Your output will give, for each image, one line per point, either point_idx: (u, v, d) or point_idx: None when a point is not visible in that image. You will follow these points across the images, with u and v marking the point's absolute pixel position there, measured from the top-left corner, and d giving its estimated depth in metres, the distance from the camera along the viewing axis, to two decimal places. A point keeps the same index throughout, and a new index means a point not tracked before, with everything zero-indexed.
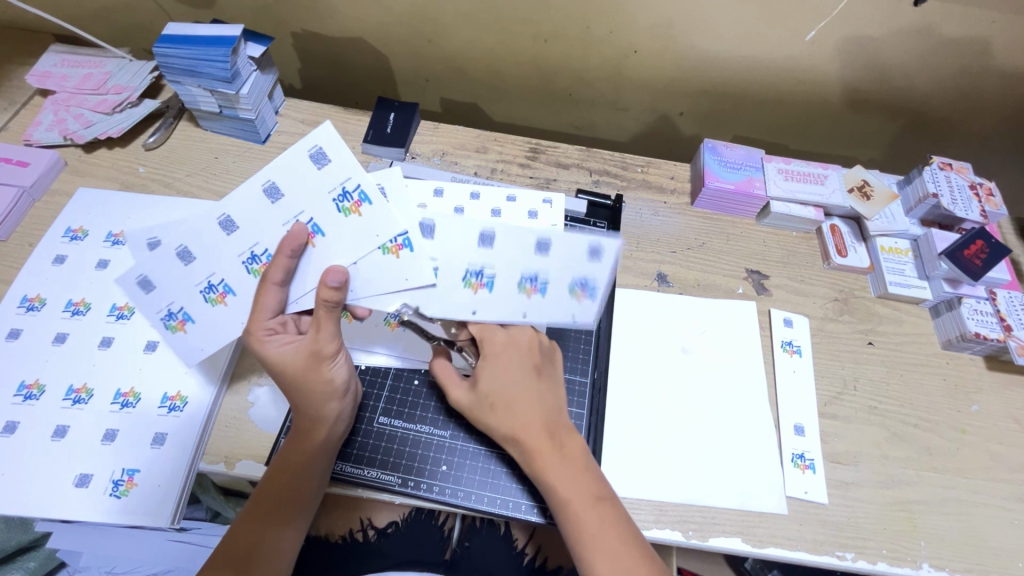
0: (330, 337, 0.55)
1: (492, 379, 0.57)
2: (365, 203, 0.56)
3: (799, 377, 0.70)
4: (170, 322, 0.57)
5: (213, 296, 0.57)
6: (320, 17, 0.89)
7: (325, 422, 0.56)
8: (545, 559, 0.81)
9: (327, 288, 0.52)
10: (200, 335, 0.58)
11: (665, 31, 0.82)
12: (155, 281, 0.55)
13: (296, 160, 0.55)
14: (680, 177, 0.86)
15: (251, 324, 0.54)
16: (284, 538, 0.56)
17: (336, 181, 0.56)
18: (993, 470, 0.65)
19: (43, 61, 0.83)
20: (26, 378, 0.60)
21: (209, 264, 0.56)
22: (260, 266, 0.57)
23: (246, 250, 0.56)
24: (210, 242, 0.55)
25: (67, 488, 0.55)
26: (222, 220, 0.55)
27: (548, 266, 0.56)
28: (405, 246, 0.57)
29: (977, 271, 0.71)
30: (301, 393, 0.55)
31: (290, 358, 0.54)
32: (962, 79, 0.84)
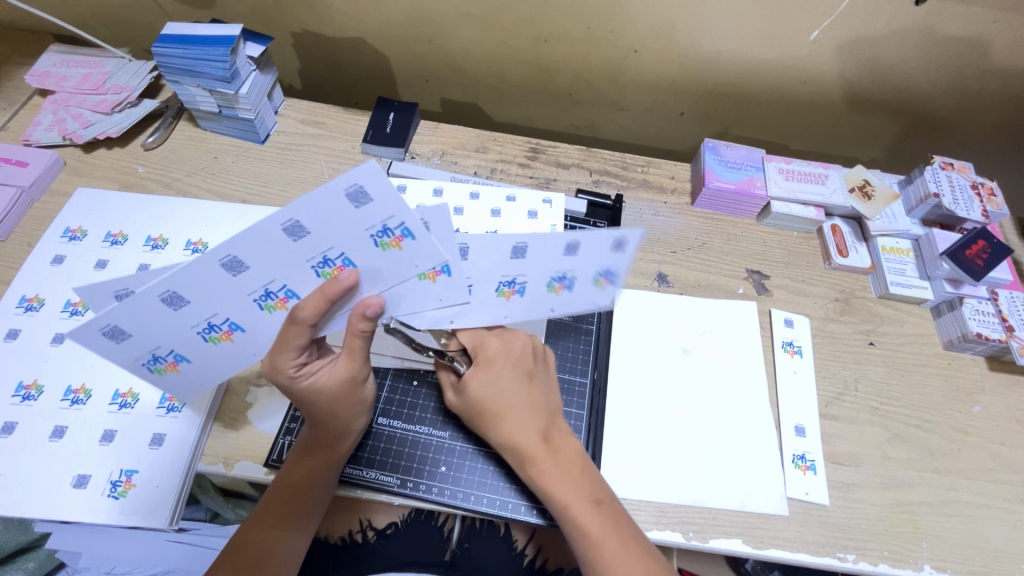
0: (360, 363, 0.54)
1: (485, 383, 0.57)
2: (409, 238, 0.46)
3: (800, 378, 0.70)
4: (156, 364, 0.52)
5: (214, 335, 0.50)
6: (320, 17, 0.89)
7: (348, 434, 0.57)
8: (546, 560, 0.80)
9: (362, 320, 0.50)
10: (194, 372, 0.54)
11: (666, 31, 0.82)
12: (127, 329, 0.46)
13: (328, 196, 0.41)
14: (680, 177, 0.85)
15: (279, 362, 0.50)
16: (295, 536, 0.58)
17: (376, 218, 0.44)
18: (995, 472, 0.65)
19: (42, 61, 0.83)
20: (24, 378, 0.60)
21: (206, 309, 0.47)
22: (274, 303, 0.49)
23: (259, 288, 0.48)
24: (208, 285, 0.45)
25: (65, 488, 0.55)
26: (226, 262, 0.44)
27: (577, 267, 0.51)
28: (443, 273, 0.49)
29: (980, 272, 0.71)
30: (332, 417, 0.54)
31: (323, 389, 0.52)
32: (964, 78, 0.84)
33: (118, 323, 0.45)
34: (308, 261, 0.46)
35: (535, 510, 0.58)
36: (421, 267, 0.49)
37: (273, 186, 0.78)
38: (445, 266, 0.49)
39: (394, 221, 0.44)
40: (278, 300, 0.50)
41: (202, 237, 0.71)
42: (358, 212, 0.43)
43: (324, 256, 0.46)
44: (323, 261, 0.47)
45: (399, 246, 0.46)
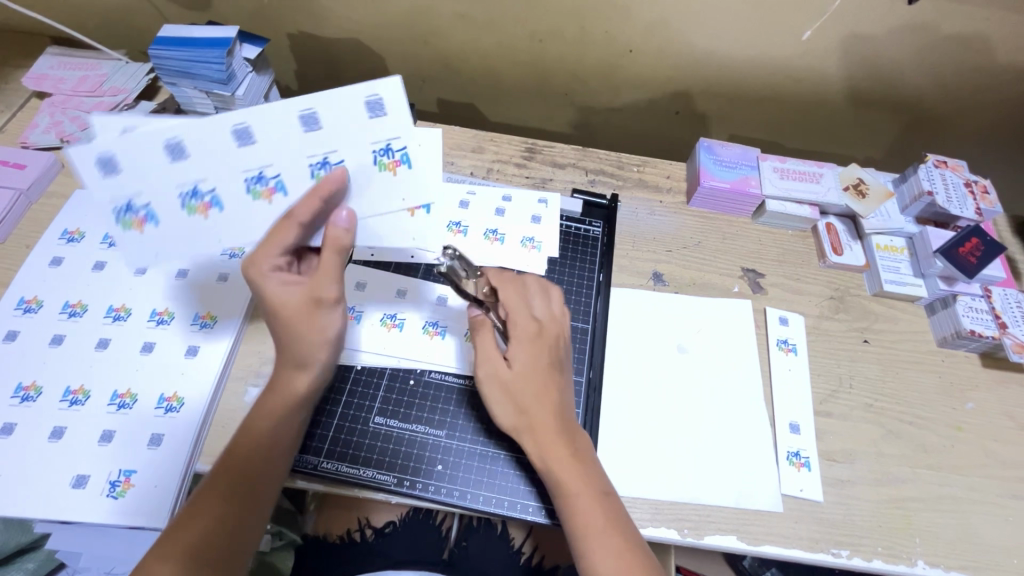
0: (336, 288, 0.51)
1: (522, 359, 0.57)
2: (405, 165, 0.50)
3: (795, 375, 0.70)
4: (125, 217, 0.48)
5: (193, 204, 0.49)
6: (316, 18, 0.89)
7: (310, 370, 0.54)
8: (542, 558, 0.81)
9: (340, 231, 0.50)
10: (160, 243, 0.51)
11: (661, 31, 0.82)
12: (121, 164, 0.46)
13: (349, 98, 0.47)
14: (676, 176, 0.86)
15: (257, 255, 0.49)
16: (248, 526, 0.52)
17: (383, 134, 0.49)
18: (988, 467, 0.65)
19: (39, 64, 0.83)
20: (23, 380, 0.60)
21: (199, 169, 0.47)
22: (263, 190, 0.49)
23: (254, 168, 0.49)
24: (215, 146, 0.46)
25: (64, 488, 0.55)
26: (238, 128, 0.46)
27: (505, 226, 0.75)
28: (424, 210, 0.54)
29: (972, 268, 0.71)
30: (297, 334, 0.52)
31: (291, 293, 0.51)
32: (958, 76, 0.85)
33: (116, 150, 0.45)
34: (308, 158, 0.49)
35: (530, 508, 0.59)
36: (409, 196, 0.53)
37: None
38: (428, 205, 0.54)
39: (398, 141, 0.49)
40: (265, 189, 0.50)
41: None
42: (371, 121, 0.48)
43: (324, 157, 0.49)
44: (320, 162, 0.49)
45: (394, 171, 0.51)
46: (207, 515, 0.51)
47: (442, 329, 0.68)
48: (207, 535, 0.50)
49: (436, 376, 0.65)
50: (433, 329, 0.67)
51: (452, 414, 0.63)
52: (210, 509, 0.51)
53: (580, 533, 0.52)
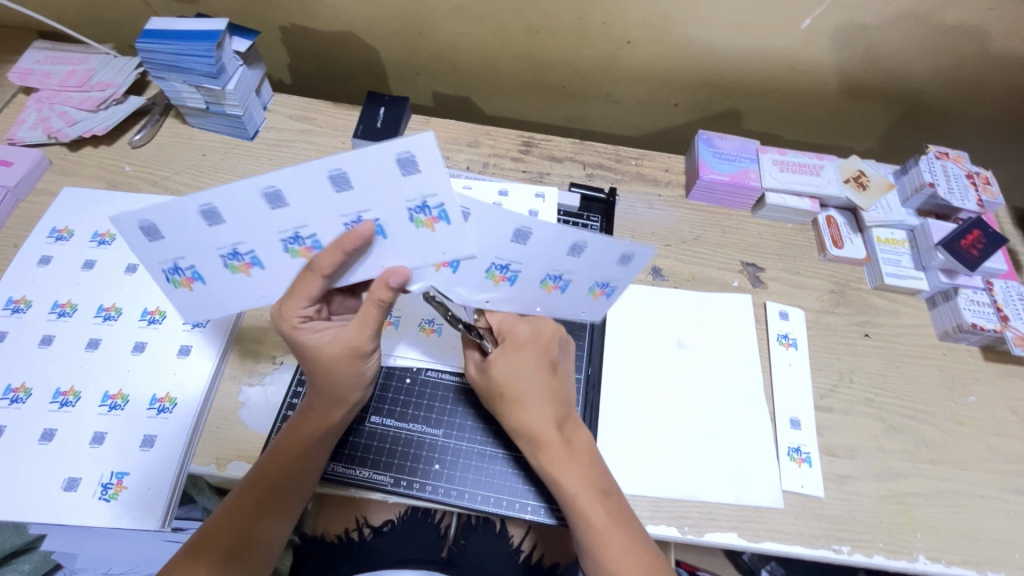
0: (372, 337, 0.53)
1: (507, 367, 0.55)
2: (444, 220, 0.47)
3: (795, 369, 0.69)
4: (173, 277, 0.51)
5: (235, 263, 0.50)
6: (308, 10, 0.88)
7: (345, 405, 0.56)
8: (542, 556, 0.80)
9: (384, 288, 0.49)
10: (207, 296, 0.53)
11: (659, 23, 0.81)
12: (163, 231, 0.47)
13: (372, 158, 0.43)
14: (675, 169, 0.85)
15: (286, 307, 0.50)
16: (278, 526, 0.54)
17: (417, 191, 0.45)
18: (990, 462, 0.65)
19: (25, 58, 0.81)
20: (12, 381, 0.59)
21: (235, 233, 0.47)
22: (300, 248, 0.49)
23: (289, 229, 0.47)
24: (246, 209, 0.45)
25: (55, 491, 0.55)
26: (268, 192, 0.45)
27: None
28: (560, 289, 0.54)
29: (974, 261, 0.71)
30: (331, 378, 0.53)
31: (328, 344, 0.52)
32: (960, 67, 0.84)
33: (154, 219, 0.46)
34: (341, 216, 0.47)
35: (529, 507, 0.58)
36: (545, 276, 0.53)
37: None
38: (514, 276, 0.52)
39: (433, 199, 0.45)
40: (303, 247, 0.49)
41: None
42: (402, 178, 0.44)
43: (358, 215, 0.46)
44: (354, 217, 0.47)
45: (434, 225, 0.47)
46: (236, 516, 0.52)
47: (439, 325, 0.67)
48: (237, 534, 0.52)
49: (433, 374, 0.65)
50: (430, 326, 0.66)
51: (449, 414, 0.63)
52: (241, 508, 0.53)
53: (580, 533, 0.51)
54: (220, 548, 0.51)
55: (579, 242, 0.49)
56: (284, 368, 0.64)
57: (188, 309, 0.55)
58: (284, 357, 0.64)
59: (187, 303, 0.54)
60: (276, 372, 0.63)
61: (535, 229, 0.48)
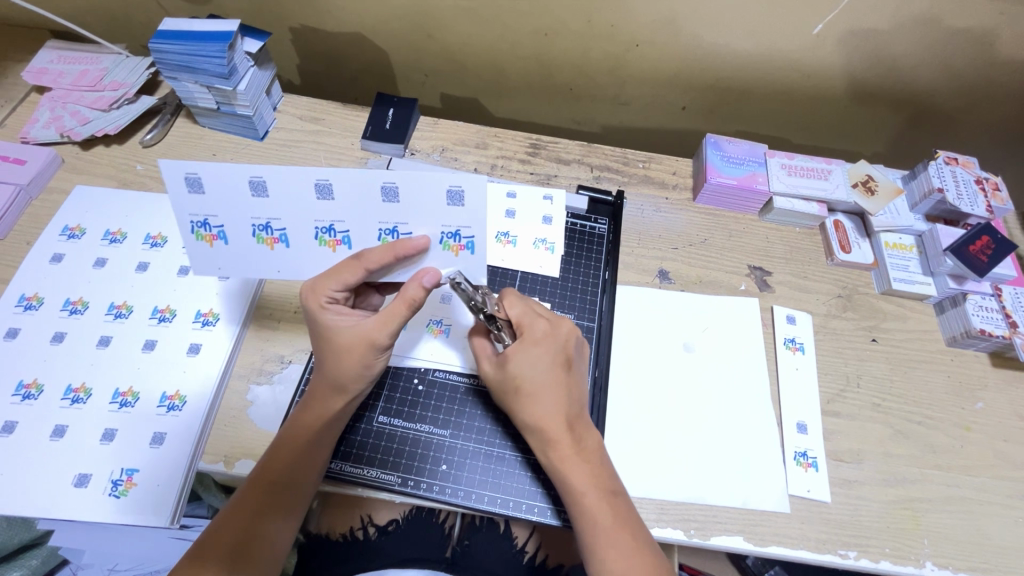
0: (390, 334, 0.53)
1: (524, 362, 0.55)
2: (468, 250, 0.54)
3: (802, 374, 0.69)
4: (199, 231, 0.53)
5: (264, 236, 0.54)
6: (319, 12, 0.88)
7: (346, 395, 0.55)
8: (546, 557, 0.81)
9: (418, 287, 0.52)
10: (224, 256, 0.55)
11: (668, 26, 0.81)
12: (203, 187, 0.50)
13: (433, 185, 0.50)
14: (682, 172, 0.85)
15: (319, 285, 0.53)
16: (281, 527, 0.54)
17: (454, 221, 0.52)
18: (998, 468, 0.65)
19: (38, 58, 0.82)
20: (25, 378, 0.60)
21: (275, 209, 0.52)
22: (330, 239, 0.54)
23: (327, 221, 0.53)
24: (295, 193, 0.51)
25: (66, 487, 0.55)
26: (320, 185, 0.50)
27: (514, 226, 0.74)
28: (465, 249, 0.54)
29: (982, 268, 0.71)
30: (339, 364, 0.54)
31: (344, 331, 0.53)
32: (970, 73, 0.83)
33: (201, 172, 0.49)
34: (380, 223, 0.53)
35: (537, 508, 0.59)
36: (445, 234, 0.53)
37: None
38: (469, 245, 0.54)
39: (462, 226, 0.52)
40: (333, 239, 0.54)
41: None
42: (450, 210, 0.51)
43: (395, 225, 0.53)
44: (390, 229, 0.53)
45: (459, 253, 0.55)
46: (242, 513, 0.53)
47: (447, 326, 0.67)
48: (243, 530, 0.52)
49: (441, 375, 0.65)
50: (437, 327, 0.66)
51: (456, 415, 0.63)
52: (248, 503, 0.53)
53: (591, 535, 0.51)
54: (225, 552, 0.51)
55: (456, 188, 0.50)
56: (292, 368, 0.64)
57: (204, 263, 0.56)
58: (292, 356, 0.65)
59: (199, 259, 0.55)
60: (284, 371, 0.64)
61: (468, 189, 0.50)
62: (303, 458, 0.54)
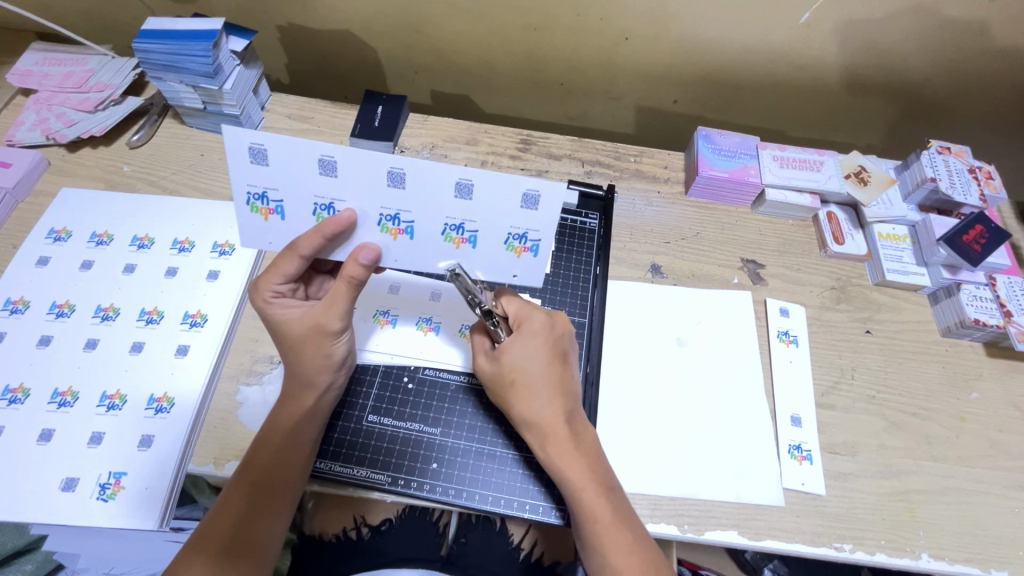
0: (340, 316, 0.52)
1: (521, 353, 0.55)
2: (531, 253, 0.52)
3: (796, 367, 0.69)
4: (256, 203, 0.49)
5: (323, 216, 0.50)
6: (306, 10, 0.88)
7: (314, 388, 0.55)
8: (542, 555, 0.81)
9: (356, 265, 0.49)
10: (280, 230, 0.51)
11: (658, 19, 0.81)
12: (269, 159, 0.46)
13: (510, 189, 0.48)
14: (674, 166, 0.84)
15: (262, 282, 0.52)
16: (271, 525, 0.54)
17: (524, 223, 0.50)
18: (993, 458, 0.64)
19: (23, 60, 0.81)
20: (11, 382, 0.59)
21: (341, 190, 0.48)
22: (392, 228, 0.51)
23: (392, 209, 0.49)
24: (368, 179, 0.47)
25: (53, 491, 0.55)
26: (393, 173, 0.47)
27: None
28: (529, 251, 0.52)
29: (977, 257, 0.70)
30: (298, 355, 0.53)
31: (295, 320, 0.53)
32: (962, 62, 0.83)
33: (269, 144, 0.46)
34: (381, 208, 0.49)
35: (528, 506, 0.58)
36: (510, 235, 0.51)
37: None
38: (535, 247, 0.52)
39: (530, 228, 0.50)
40: (395, 228, 0.51)
41: (189, 234, 0.70)
42: (523, 212, 0.49)
43: (461, 222, 0.50)
44: (456, 225, 0.50)
45: (521, 254, 0.53)
46: (230, 513, 0.52)
47: (436, 324, 0.67)
48: (232, 533, 0.52)
49: (431, 372, 0.64)
50: (427, 325, 0.66)
51: (446, 412, 0.62)
52: (234, 505, 0.53)
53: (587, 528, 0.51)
54: (215, 550, 0.51)
55: (533, 192, 0.48)
56: (282, 368, 0.63)
57: (256, 235, 0.52)
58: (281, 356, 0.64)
59: (250, 230, 0.51)
60: (273, 371, 0.63)
61: (544, 193, 0.48)
62: (283, 455, 0.54)
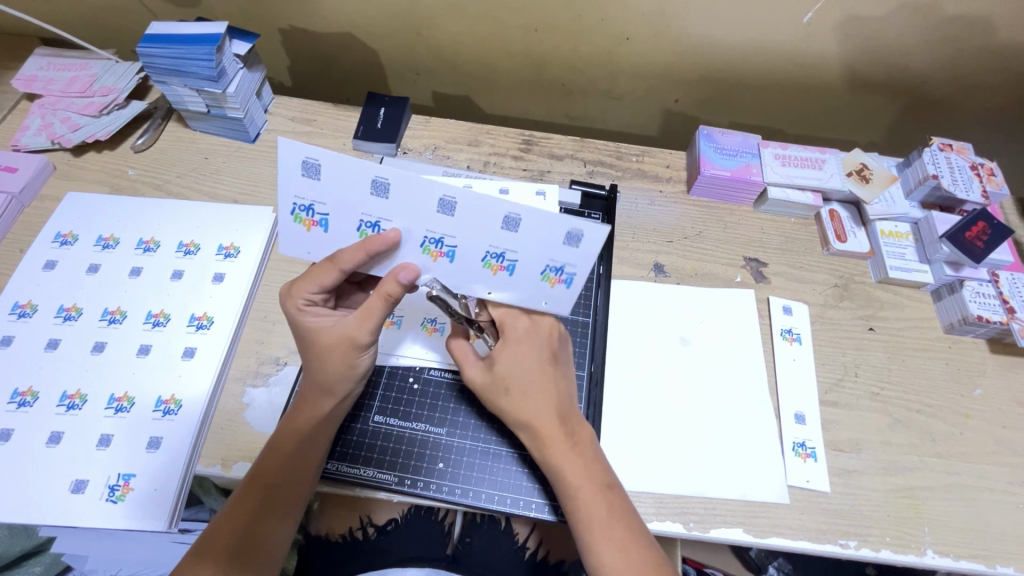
0: (370, 331, 0.52)
1: (509, 361, 0.56)
2: (566, 284, 0.51)
3: (799, 364, 0.69)
4: (300, 213, 0.49)
5: (365, 232, 0.50)
6: (308, 13, 0.88)
7: (334, 395, 0.55)
8: (548, 553, 0.81)
9: (394, 283, 0.50)
10: (318, 240, 0.51)
11: (659, 19, 0.81)
12: (321, 173, 0.46)
13: (552, 224, 0.46)
14: (676, 165, 0.84)
15: (296, 288, 0.54)
16: (281, 527, 0.54)
17: (564, 258, 0.49)
18: (997, 454, 0.65)
19: (28, 65, 0.82)
20: (19, 386, 0.60)
21: (388, 211, 0.48)
22: (433, 251, 0.50)
23: (435, 233, 0.49)
24: (417, 202, 0.46)
25: (63, 493, 0.55)
26: (442, 200, 0.46)
27: None
28: (564, 282, 0.51)
29: (979, 254, 0.70)
30: (324, 364, 0.54)
31: (325, 330, 0.53)
32: (963, 58, 0.83)
33: (323, 160, 0.45)
34: (426, 231, 0.49)
35: (535, 504, 0.58)
36: (548, 267, 0.50)
37: (264, 184, 0.77)
38: (570, 278, 0.51)
39: (569, 262, 0.49)
40: (436, 252, 0.50)
41: (194, 237, 0.70)
42: (564, 248, 0.48)
43: (501, 253, 0.49)
44: (497, 254, 0.49)
45: (554, 285, 0.51)
46: (240, 513, 0.53)
47: (441, 325, 0.67)
48: (240, 534, 0.52)
49: (437, 373, 0.65)
50: (432, 325, 0.66)
51: (452, 412, 0.63)
52: (244, 505, 0.53)
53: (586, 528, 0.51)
54: (225, 550, 0.51)
55: (577, 231, 0.47)
56: (287, 369, 0.64)
57: (294, 242, 0.51)
58: (287, 358, 0.65)
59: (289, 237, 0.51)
60: (279, 373, 0.64)
61: (588, 233, 0.47)
62: (296, 458, 0.54)
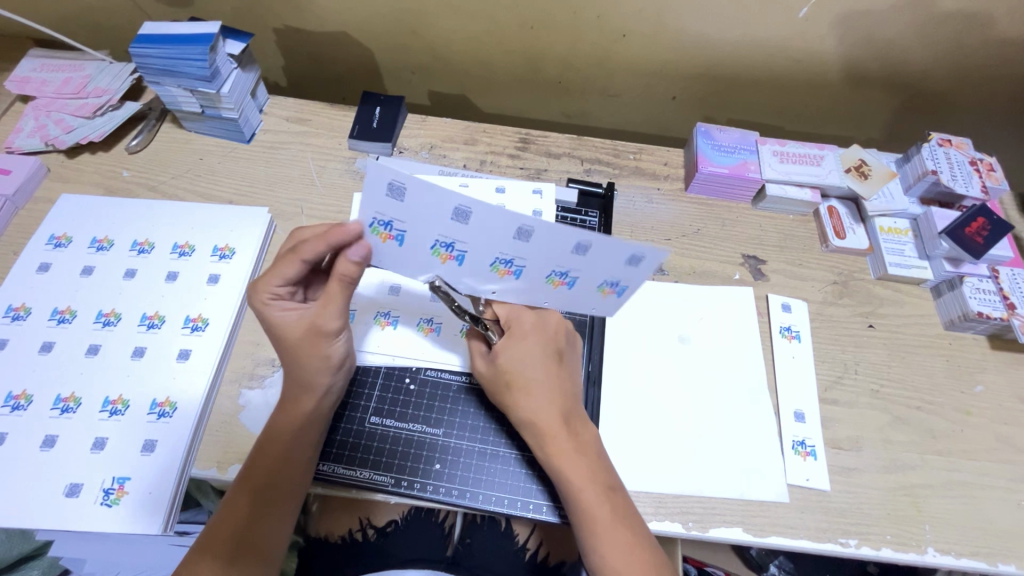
0: (336, 315, 0.52)
1: (515, 356, 0.55)
2: (615, 295, 0.52)
3: (799, 362, 0.69)
4: (375, 228, 0.47)
5: (439, 251, 0.48)
6: (302, 12, 0.87)
7: (314, 391, 0.55)
8: (548, 555, 0.80)
9: (349, 263, 0.49)
10: (387, 253, 0.49)
11: (655, 15, 0.80)
12: (408, 195, 0.43)
13: (616, 250, 0.46)
14: (674, 162, 0.84)
15: (261, 283, 0.52)
16: (277, 527, 0.54)
17: (622, 276, 0.50)
18: (999, 451, 0.64)
19: (21, 67, 0.81)
20: (13, 389, 0.60)
21: (468, 234, 0.46)
22: (502, 268, 0.50)
23: (508, 254, 0.48)
24: (496, 227, 0.45)
25: (57, 497, 0.55)
26: (521, 226, 0.45)
27: None
28: (614, 293, 0.52)
29: (979, 250, 0.69)
30: (296, 356, 0.53)
31: (292, 322, 0.52)
32: (963, 53, 0.83)
33: (411, 184, 0.42)
34: (499, 252, 0.48)
35: (532, 505, 0.58)
36: (603, 281, 0.51)
37: (260, 185, 0.77)
38: (621, 290, 0.52)
39: (624, 280, 0.50)
40: (505, 269, 0.50)
41: (188, 238, 0.70)
42: (623, 267, 0.48)
43: (566, 271, 0.49)
44: (561, 272, 0.50)
45: (606, 296, 0.53)
46: (236, 514, 0.53)
47: (438, 325, 0.66)
48: (236, 538, 0.52)
49: (433, 373, 0.64)
50: (428, 325, 0.66)
51: (449, 413, 0.62)
52: (239, 510, 0.53)
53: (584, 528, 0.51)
54: (220, 552, 0.51)
55: (638, 254, 0.46)
56: (283, 371, 0.64)
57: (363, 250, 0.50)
58: None
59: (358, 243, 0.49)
60: (275, 374, 0.64)
61: (649, 256, 0.47)
62: (287, 458, 0.54)
